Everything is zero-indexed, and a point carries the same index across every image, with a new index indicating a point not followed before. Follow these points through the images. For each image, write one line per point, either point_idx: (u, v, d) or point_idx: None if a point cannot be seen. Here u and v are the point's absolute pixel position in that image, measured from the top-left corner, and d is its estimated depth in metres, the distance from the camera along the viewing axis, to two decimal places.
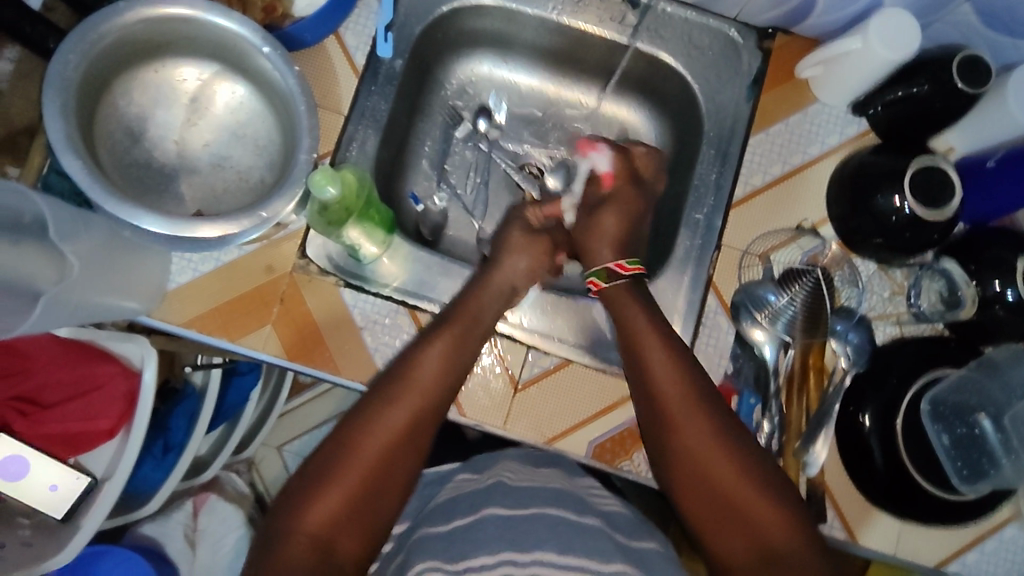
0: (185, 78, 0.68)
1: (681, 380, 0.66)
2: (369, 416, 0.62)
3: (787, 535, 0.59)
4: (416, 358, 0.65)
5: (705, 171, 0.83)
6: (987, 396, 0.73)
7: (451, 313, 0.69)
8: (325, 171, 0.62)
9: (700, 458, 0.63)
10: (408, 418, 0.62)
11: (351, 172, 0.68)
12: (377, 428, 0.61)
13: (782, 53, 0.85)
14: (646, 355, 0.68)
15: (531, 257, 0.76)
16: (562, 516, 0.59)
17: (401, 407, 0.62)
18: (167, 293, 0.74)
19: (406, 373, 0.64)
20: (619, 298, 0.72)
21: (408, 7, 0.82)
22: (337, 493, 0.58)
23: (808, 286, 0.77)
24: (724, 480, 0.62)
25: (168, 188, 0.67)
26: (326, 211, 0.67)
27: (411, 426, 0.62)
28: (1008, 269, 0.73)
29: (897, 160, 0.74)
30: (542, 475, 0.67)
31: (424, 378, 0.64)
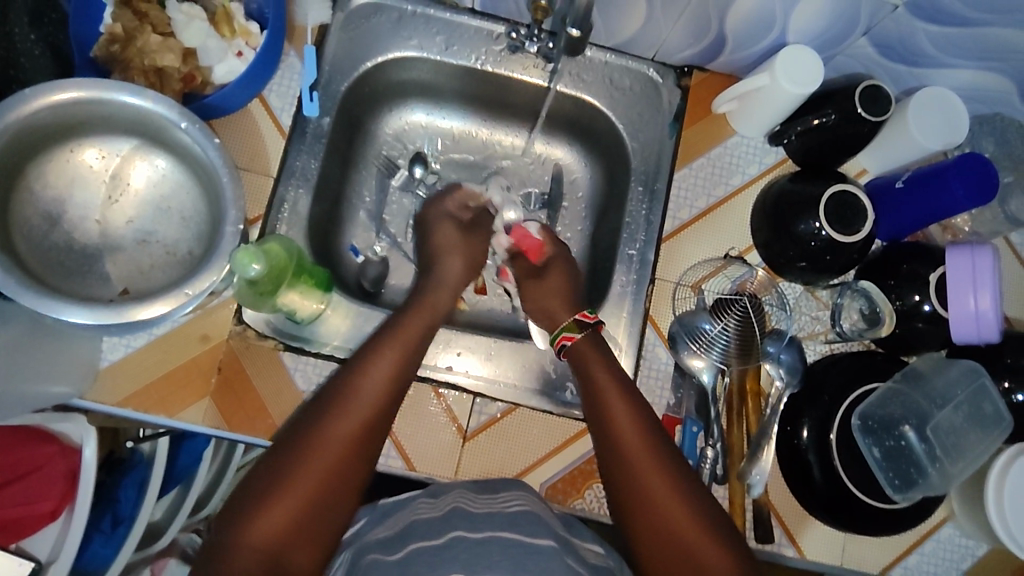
0: (102, 157, 0.67)
1: (633, 410, 0.68)
2: (317, 429, 0.62)
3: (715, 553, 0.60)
4: (362, 369, 0.66)
5: (636, 208, 0.85)
6: (912, 407, 0.76)
7: (392, 335, 0.70)
8: (247, 249, 0.61)
9: (643, 496, 0.63)
10: (354, 428, 0.62)
11: (277, 243, 0.68)
12: (320, 447, 0.61)
13: (699, 89, 0.88)
14: (601, 398, 0.69)
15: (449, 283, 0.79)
16: (514, 538, 0.58)
17: (348, 420, 0.62)
18: (99, 372, 0.72)
19: (352, 382, 0.65)
20: (586, 353, 0.73)
21: (332, 65, 0.82)
22: (281, 504, 0.58)
23: (737, 315, 0.81)
24: (663, 515, 0.62)
25: (92, 269, 0.66)
26: (254, 286, 0.66)
27: (360, 435, 0.62)
28: (922, 283, 0.77)
29: (812, 187, 0.79)
30: (503, 499, 0.67)
31: (365, 400, 0.64)
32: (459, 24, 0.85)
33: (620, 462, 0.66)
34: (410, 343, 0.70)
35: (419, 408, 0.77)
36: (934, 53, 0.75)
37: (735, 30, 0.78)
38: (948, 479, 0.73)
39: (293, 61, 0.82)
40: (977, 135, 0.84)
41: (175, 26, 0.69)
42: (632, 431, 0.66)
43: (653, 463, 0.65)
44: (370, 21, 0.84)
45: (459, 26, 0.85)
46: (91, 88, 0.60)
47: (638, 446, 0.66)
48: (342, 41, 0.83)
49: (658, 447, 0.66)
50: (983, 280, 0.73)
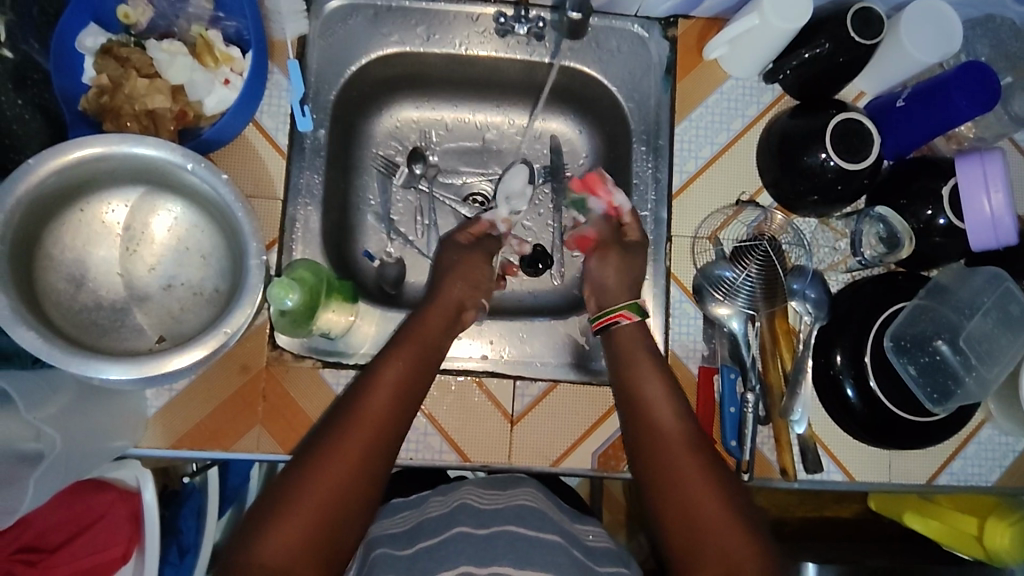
0: (112, 210, 0.66)
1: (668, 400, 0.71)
2: (326, 446, 0.61)
3: (728, 527, 0.62)
4: (372, 383, 0.66)
5: (642, 168, 0.86)
6: (943, 322, 0.77)
7: (399, 346, 0.70)
8: (282, 282, 0.65)
9: (680, 494, 0.65)
10: (365, 440, 0.62)
11: (304, 269, 0.71)
12: (335, 456, 0.61)
13: (689, 37, 0.87)
14: (631, 380, 0.73)
15: (468, 277, 0.80)
16: (520, 532, 0.62)
17: (359, 432, 0.63)
18: (148, 420, 0.73)
19: (361, 397, 0.65)
20: (631, 336, 0.76)
21: (318, 75, 0.82)
22: (293, 520, 0.57)
23: (759, 259, 0.82)
24: (693, 503, 0.64)
25: (124, 323, 0.66)
26: (287, 313, 0.69)
27: (371, 447, 0.62)
28: (935, 197, 0.78)
29: (813, 120, 0.79)
30: (510, 494, 0.69)
31: (376, 411, 0.64)
32: (436, 12, 0.84)
33: (650, 468, 0.68)
34: (412, 357, 0.69)
35: (463, 398, 0.78)
36: None
37: None
38: (985, 383, 0.75)
39: (279, 78, 0.80)
40: (972, 39, 0.83)
41: (158, 66, 0.70)
42: (668, 431, 0.69)
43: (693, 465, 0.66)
44: (347, 24, 0.83)
45: (437, 13, 0.84)
46: (93, 146, 0.60)
47: (678, 447, 0.67)
48: (323, 49, 0.82)
49: (701, 452, 0.67)
50: (994, 179, 0.75)
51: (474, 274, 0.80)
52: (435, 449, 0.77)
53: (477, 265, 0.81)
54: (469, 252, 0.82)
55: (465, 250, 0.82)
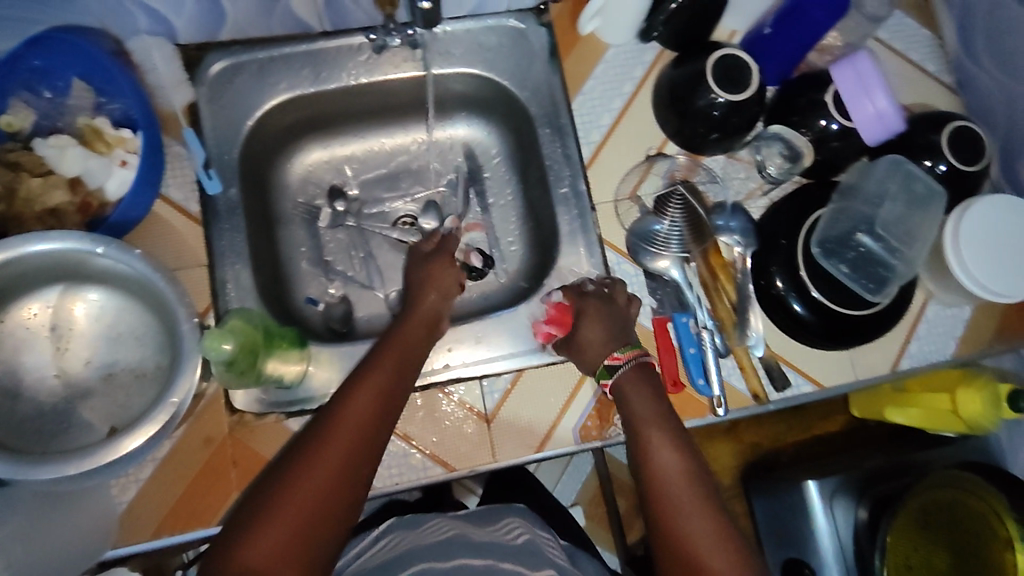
0: (33, 314, 0.65)
1: (660, 414, 0.71)
2: (307, 454, 0.62)
3: (713, 549, 0.64)
4: (355, 388, 0.66)
5: (551, 149, 0.88)
6: (858, 217, 0.81)
7: (384, 348, 0.71)
8: (215, 332, 0.65)
9: (671, 509, 0.66)
10: (349, 445, 0.62)
11: (237, 319, 0.70)
12: (324, 461, 0.61)
13: (563, 18, 0.91)
14: (626, 400, 0.73)
15: (435, 284, 0.80)
16: (515, 568, 0.63)
17: (342, 437, 0.62)
18: (120, 517, 0.71)
19: (341, 403, 0.65)
20: (587, 305, 0.78)
21: (216, 137, 0.83)
22: (275, 526, 0.58)
23: (679, 204, 0.86)
24: (681, 517, 0.65)
25: (71, 422, 0.65)
26: (231, 367, 0.68)
27: (357, 451, 0.62)
28: (822, 105, 0.82)
29: (694, 64, 0.83)
30: (505, 529, 0.72)
31: (354, 422, 0.64)
32: (318, 52, 0.86)
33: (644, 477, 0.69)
34: (397, 363, 0.70)
35: (434, 411, 0.79)
36: None
37: None
38: (911, 262, 0.79)
39: (178, 149, 0.81)
40: None
41: (50, 162, 0.70)
42: (662, 437, 0.70)
43: (693, 500, 0.66)
44: (234, 83, 0.84)
45: (320, 53, 0.86)
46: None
47: (666, 458, 0.68)
48: (216, 111, 0.83)
49: (692, 466, 0.68)
50: (872, 83, 0.79)
51: (443, 280, 0.80)
52: (418, 466, 0.77)
53: (441, 272, 0.81)
54: (434, 259, 0.83)
55: (427, 261, 0.83)
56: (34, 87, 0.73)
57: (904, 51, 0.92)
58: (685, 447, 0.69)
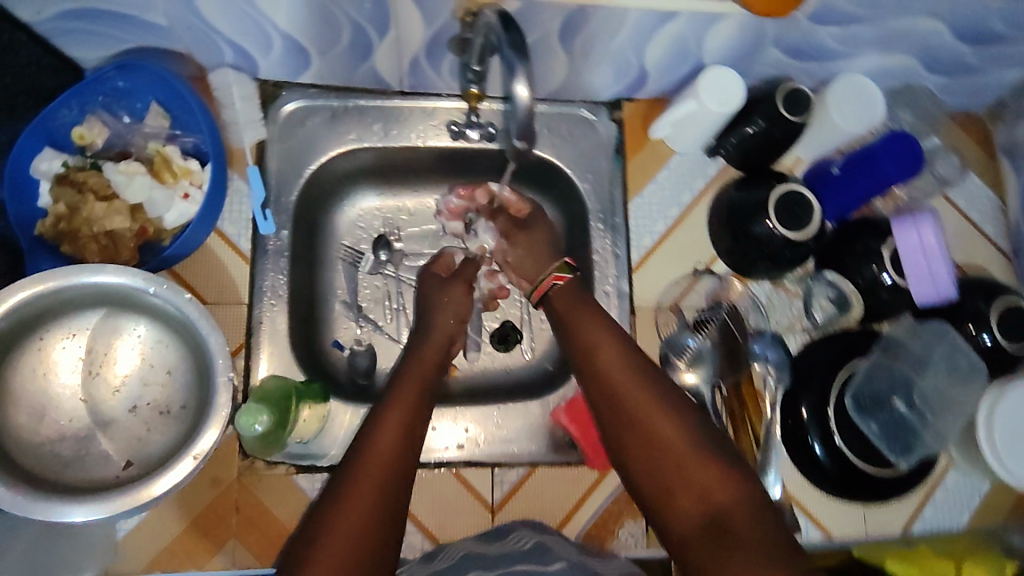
0: (73, 336, 0.66)
1: (606, 338, 0.75)
2: (346, 483, 0.62)
3: (688, 449, 0.66)
4: (381, 421, 0.67)
5: (601, 244, 0.89)
6: (898, 380, 0.81)
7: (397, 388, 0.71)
8: (249, 409, 0.66)
9: (637, 425, 0.68)
10: (382, 472, 0.63)
11: (270, 385, 0.72)
12: (359, 483, 0.61)
13: (635, 118, 0.91)
14: (569, 325, 0.77)
15: (454, 309, 0.82)
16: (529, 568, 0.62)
17: (374, 465, 0.63)
18: (119, 543, 0.72)
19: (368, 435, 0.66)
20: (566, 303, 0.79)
21: (278, 177, 0.83)
22: (327, 549, 0.57)
23: (719, 327, 0.86)
24: (649, 425, 0.68)
25: (89, 450, 0.65)
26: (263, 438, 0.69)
27: (388, 471, 0.63)
28: (876, 254, 0.82)
29: (756, 193, 0.83)
30: (514, 541, 0.71)
31: (381, 457, 0.64)
32: (392, 109, 0.87)
33: (602, 398, 0.71)
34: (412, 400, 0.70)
35: (441, 492, 0.80)
36: (841, 48, 0.80)
37: (657, 63, 0.81)
38: (941, 437, 0.79)
39: (240, 184, 0.83)
40: (897, 109, 0.89)
41: (116, 187, 0.71)
42: (612, 361, 0.72)
43: (643, 400, 0.69)
44: (304, 126, 0.84)
45: (393, 110, 0.86)
46: (56, 277, 0.60)
47: (618, 375, 0.71)
48: (282, 151, 0.84)
49: (641, 373, 0.71)
50: (934, 254, 0.79)
51: (456, 303, 0.82)
52: (413, 545, 0.79)
53: (457, 294, 0.83)
54: (448, 281, 0.84)
55: (445, 283, 0.84)
56: (112, 108, 0.73)
57: (966, 209, 0.92)
58: (637, 366, 0.72)
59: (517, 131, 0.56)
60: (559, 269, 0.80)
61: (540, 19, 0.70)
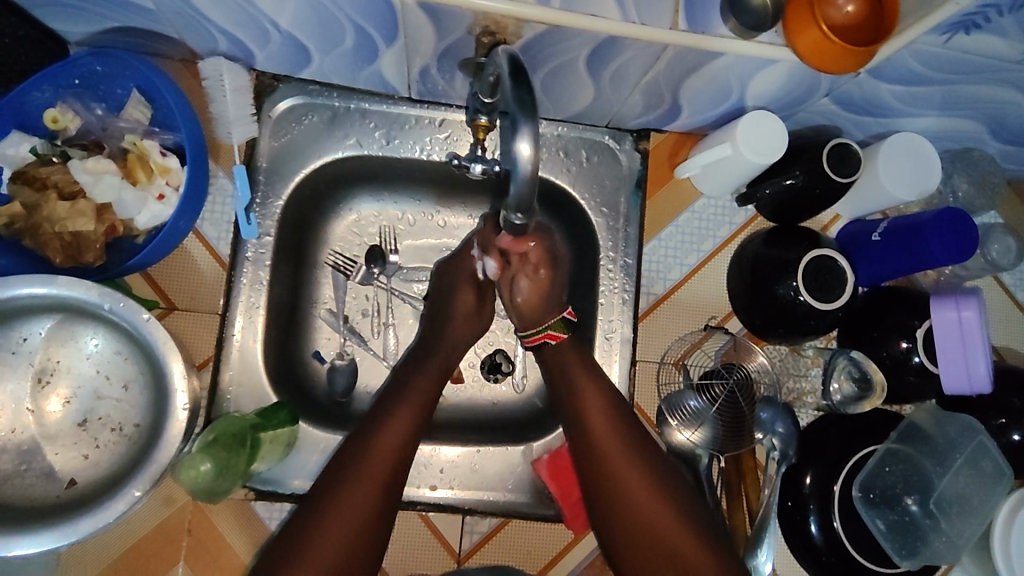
0: (28, 342, 0.62)
1: (597, 394, 0.71)
2: (324, 522, 0.62)
3: (670, 527, 0.65)
4: (371, 450, 0.66)
5: (609, 285, 0.82)
6: (915, 479, 0.74)
7: (394, 411, 0.69)
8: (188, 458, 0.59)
9: (622, 493, 0.67)
10: (364, 514, 0.63)
11: (222, 425, 0.65)
12: (339, 526, 0.62)
13: (660, 151, 0.84)
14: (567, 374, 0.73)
15: (465, 322, 0.78)
16: None
17: (354, 503, 0.63)
18: (61, 555, 0.68)
19: (354, 463, 0.65)
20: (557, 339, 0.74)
21: (268, 177, 0.77)
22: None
23: (726, 393, 0.78)
24: (631, 497, 0.67)
25: (31, 466, 0.61)
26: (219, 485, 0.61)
27: (371, 511, 0.64)
28: (908, 333, 0.75)
29: (786, 251, 0.75)
30: None
31: (366, 495, 0.64)
32: (397, 115, 0.80)
33: (589, 458, 0.69)
34: (406, 428, 0.69)
35: (407, 534, 0.75)
36: (899, 105, 0.71)
37: (690, 99, 0.74)
38: (956, 548, 0.71)
39: (223, 182, 0.77)
40: (951, 172, 0.80)
41: (82, 186, 0.65)
42: (604, 423, 0.70)
43: (630, 469, 0.68)
44: (301, 125, 0.78)
45: (399, 116, 0.80)
46: (15, 285, 0.57)
47: (608, 439, 0.69)
48: (274, 150, 0.78)
49: (633, 441, 0.69)
50: (974, 348, 0.71)
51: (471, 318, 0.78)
52: None
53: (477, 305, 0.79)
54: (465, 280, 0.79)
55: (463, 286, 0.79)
56: (85, 98, 0.68)
57: (1012, 288, 0.84)
58: (629, 432, 0.70)
59: (515, 201, 0.52)
60: (554, 326, 0.74)
61: (564, 45, 0.62)
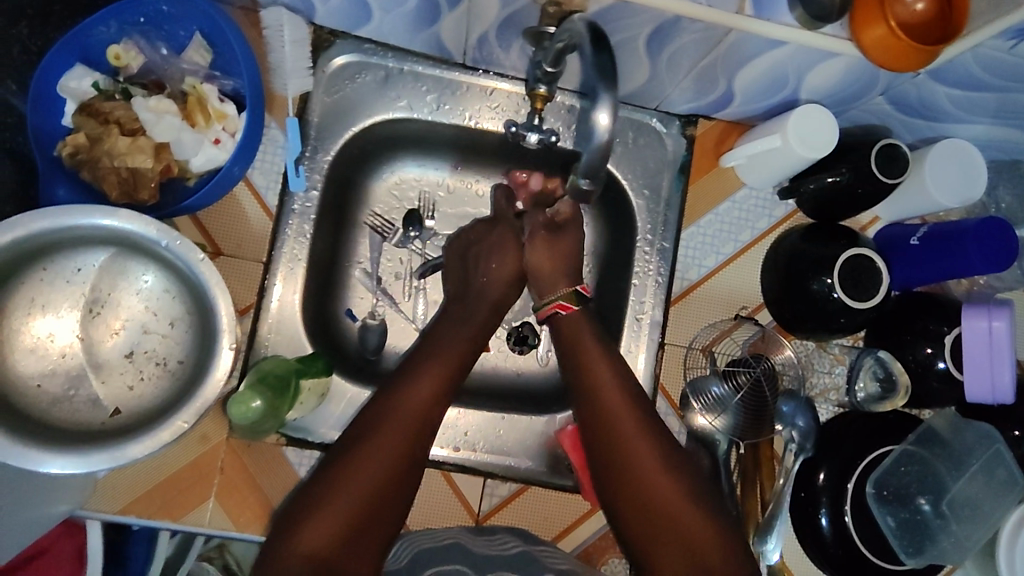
0: (81, 271, 0.63)
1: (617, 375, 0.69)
2: (347, 468, 0.60)
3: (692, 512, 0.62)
4: (398, 398, 0.65)
5: (644, 267, 0.83)
6: (929, 480, 0.75)
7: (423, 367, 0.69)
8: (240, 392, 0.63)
9: (643, 472, 0.64)
10: (387, 463, 0.61)
11: (270, 364, 0.68)
12: (361, 472, 0.60)
13: (706, 139, 0.84)
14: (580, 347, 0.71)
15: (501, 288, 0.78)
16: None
17: (379, 450, 0.61)
18: (98, 481, 0.70)
19: (382, 410, 0.64)
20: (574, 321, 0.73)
21: (318, 131, 0.78)
22: (323, 533, 0.57)
23: (751, 382, 0.80)
24: (654, 477, 0.64)
25: (78, 392, 0.63)
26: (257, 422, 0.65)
27: (395, 460, 0.61)
28: (936, 338, 0.76)
29: (823, 247, 0.76)
30: (501, 541, 0.70)
31: (390, 443, 0.62)
32: (449, 80, 0.81)
33: (605, 439, 0.66)
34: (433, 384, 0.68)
35: (430, 490, 0.77)
36: (954, 111, 0.71)
37: (744, 87, 0.74)
38: (963, 550, 0.73)
39: (275, 133, 0.78)
40: (995, 184, 0.81)
41: (143, 123, 0.67)
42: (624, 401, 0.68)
43: (651, 450, 0.65)
44: (354, 82, 0.79)
45: (451, 82, 0.81)
46: (70, 212, 0.57)
47: (629, 417, 0.67)
48: (327, 105, 0.78)
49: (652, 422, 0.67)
50: (1000, 359, 0.72)
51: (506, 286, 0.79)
52: None
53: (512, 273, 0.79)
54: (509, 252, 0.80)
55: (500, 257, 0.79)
56: (151, 36, 0.69)
57: None
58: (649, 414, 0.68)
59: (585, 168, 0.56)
60: (567, 296, 0.74)
61: (631, 21, 0.62)
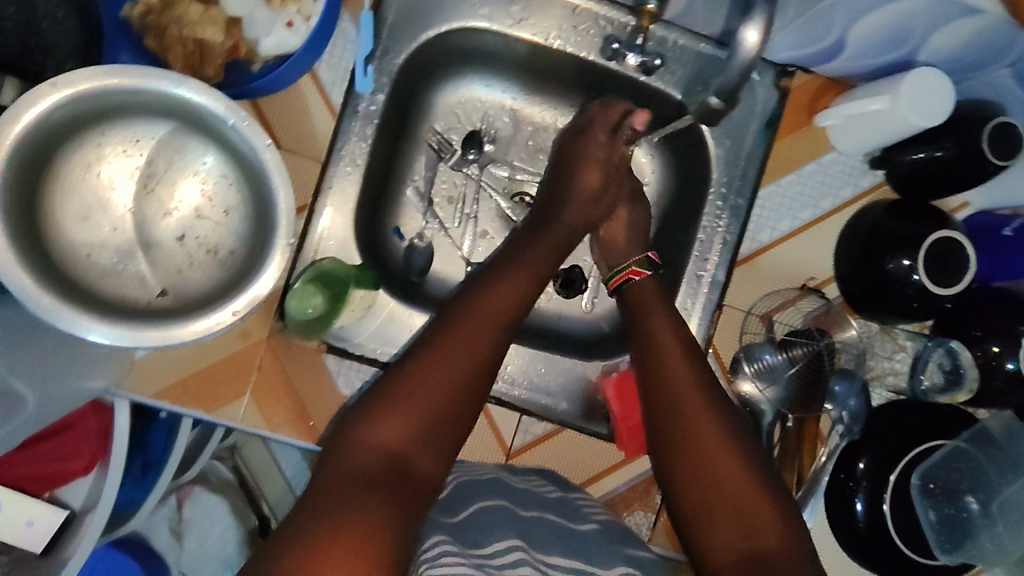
0: (140, 143, 0.61)
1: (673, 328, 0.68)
2: (426, 358, 0.57)
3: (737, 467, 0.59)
4: (482, 297, 0.63)
5: (711, 222, 0.78)
6: (980, 479, 0.72)
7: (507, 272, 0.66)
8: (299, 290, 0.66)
9: (692, 421, 0.62)
10: (466, 361, 0.58)
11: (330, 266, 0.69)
12: (441, 365, 0.57)
13: (802, 93, 0.78)
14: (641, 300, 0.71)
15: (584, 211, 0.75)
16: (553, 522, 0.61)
17: (459, 347, 0.58)
18: (135, 362, 0.69)
19: (466, 304, 0.62)
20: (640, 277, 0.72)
21: (391, 31, 0.73)
22: (402, 415, 0.54)
23: (809, 357, 0.75)
24: (702, 428, 0.62)
25: (127, 267, 0.61)
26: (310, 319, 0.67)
27: (475, 356, 0.59)
28: (1012, 337, 0.71)
29: (916, 225, 0.70)
30: (534, 481, 0.69)
31: (472, 340, 0.60)
32: None
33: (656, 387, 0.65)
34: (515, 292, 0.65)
35: None
36: None
37: (859, 39, 0.68)
38: (1003, 555, 0.70)
39: (347, 27, 0.73)
40: None
41: None
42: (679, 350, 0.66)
43: (702, 402, 0.63)
44: None
45: None
46: (138, 74, 0.54)
47: (684, 365, 0.65)
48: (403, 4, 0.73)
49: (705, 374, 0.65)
50: None
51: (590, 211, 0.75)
52: None
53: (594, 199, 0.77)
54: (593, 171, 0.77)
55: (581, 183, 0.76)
56: None
57: None
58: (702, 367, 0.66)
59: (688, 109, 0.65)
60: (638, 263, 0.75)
61: None
